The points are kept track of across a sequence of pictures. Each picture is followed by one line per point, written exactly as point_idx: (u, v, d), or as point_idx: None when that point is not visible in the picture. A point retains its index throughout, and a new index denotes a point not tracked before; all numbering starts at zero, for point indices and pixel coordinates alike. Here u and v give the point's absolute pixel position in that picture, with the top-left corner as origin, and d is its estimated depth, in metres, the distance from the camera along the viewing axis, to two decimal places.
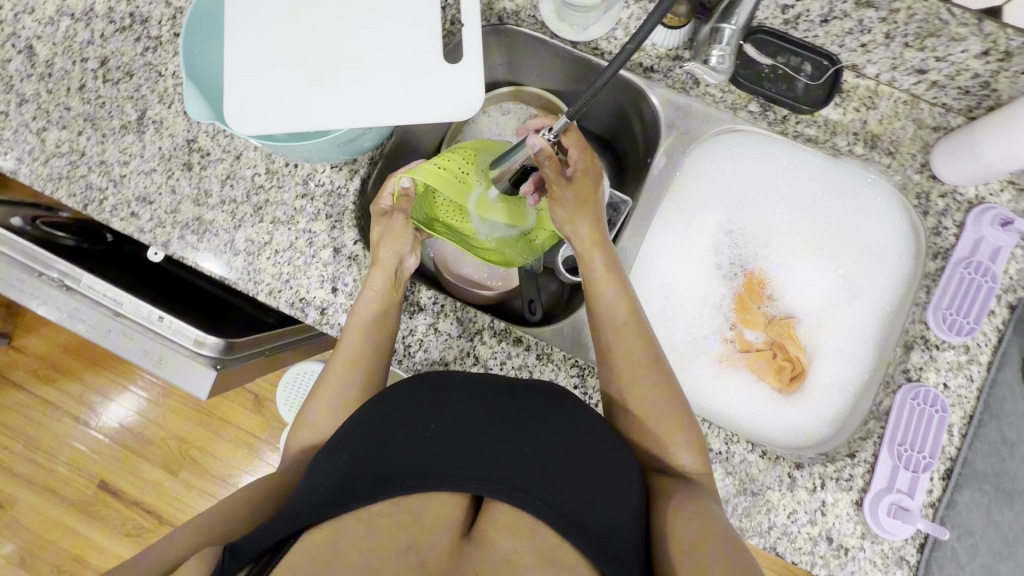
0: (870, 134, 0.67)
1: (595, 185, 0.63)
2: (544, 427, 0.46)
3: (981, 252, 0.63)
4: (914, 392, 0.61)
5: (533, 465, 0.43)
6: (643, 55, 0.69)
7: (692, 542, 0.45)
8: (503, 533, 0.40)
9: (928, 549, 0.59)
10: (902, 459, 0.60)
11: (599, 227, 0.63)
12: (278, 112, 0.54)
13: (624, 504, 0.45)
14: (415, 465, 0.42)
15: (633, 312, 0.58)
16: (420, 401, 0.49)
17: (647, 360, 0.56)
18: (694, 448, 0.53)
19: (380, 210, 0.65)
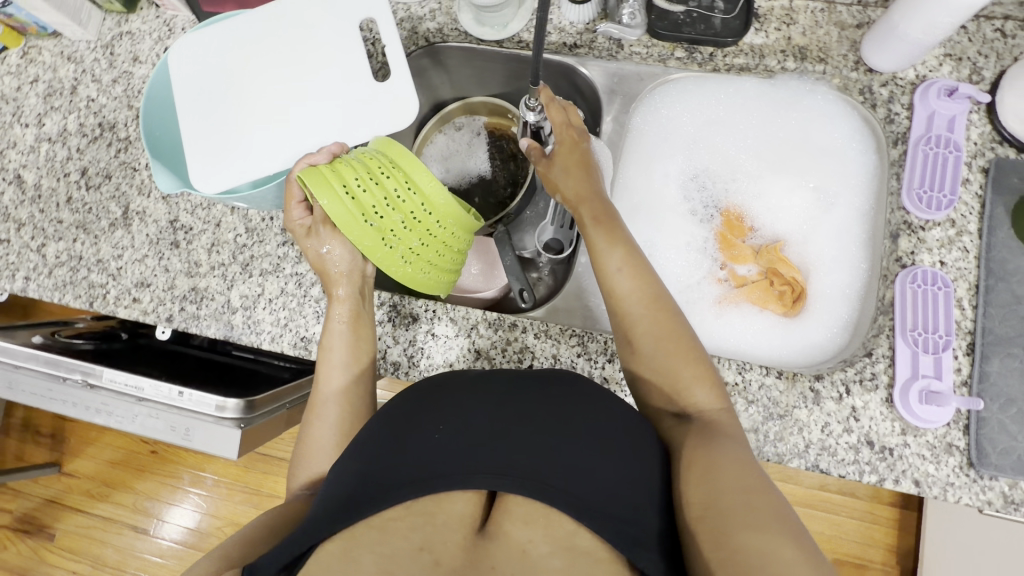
0: (798, 45, 0.68)
1: (581, 151, 0.66)
2: (549, 406, 0.45)
3: (937, 125, 0.63)
4: (912, 275, 0.60)
5: (543, 448, 0.42)
6: (563, 35, 0.71)
7: (707, 500, 0.43)
8: (517, 524, 0.39)
9: (975, 430, 0.57)
10: (919, 344, 0.59)
11: (589, 182, 0.65)
12: (242, 167, 0.58)
13: (638, 476, 0.43)
14: (424, 465, 0.41)
15: (631, 252, 0.58)
16: (425, 408, 0.47)
17: (648, 297, 0.56)
18: (708, 381, 0.52)
19: (301, 226, 0.61)
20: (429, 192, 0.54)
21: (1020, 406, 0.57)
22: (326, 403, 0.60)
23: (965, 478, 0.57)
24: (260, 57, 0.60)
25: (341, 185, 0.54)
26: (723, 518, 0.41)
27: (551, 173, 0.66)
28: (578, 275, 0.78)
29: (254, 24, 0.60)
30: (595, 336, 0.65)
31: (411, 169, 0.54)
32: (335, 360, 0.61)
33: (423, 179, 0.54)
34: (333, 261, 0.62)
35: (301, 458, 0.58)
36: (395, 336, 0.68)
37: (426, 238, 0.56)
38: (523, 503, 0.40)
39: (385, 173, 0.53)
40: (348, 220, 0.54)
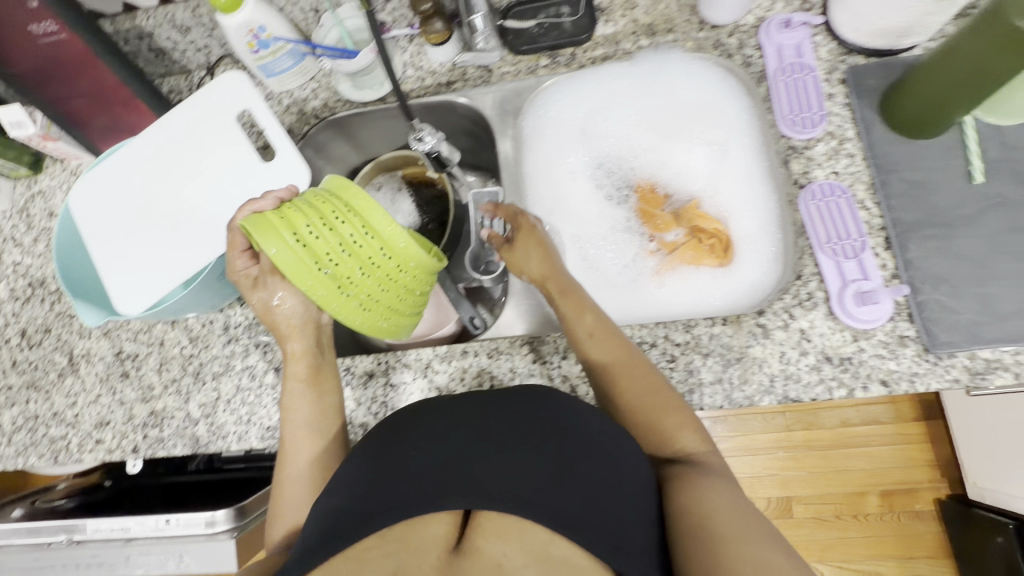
0: (645, 24, 0.73)
1: (538, 232, 0.69)
2: (523, 424, 0.46)
3: (788, 55, 0.68)
4: (810, 192, 0.63)
5: (517, 462, 0.42)
6: (436, 76, 0.77)
7: (703, 514, 0.45)
8: (490, 539, 0.38)
9: (918, 315, 0.58)
10: (838, 253, 0.61)
11: (548, 258, 0.67)
12: (166, 275, 0.60)
13: (616, 478, 0.44)
14: (398, 492, 0.41)
15: (598, 314, 0.61)
16: (400, 439, 0.47)
17: (619, 352, 0.59)
18: (690, 425, 0.55)
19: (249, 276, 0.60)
20: (387, 236, 0.55)
21: (956, 281, 0.58)
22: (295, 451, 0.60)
23: (926, 364, 0.57)
24: (150, 178, 0.63)
25: (293, 231, 0.54)
26: (716, 532, 0.44)
27: (516, 254, 0.68)
28: (518, 288, 0.78)
29: (135, 151, 0.63)
30: (544, 339, 0.66)
31: (367, 213, 0.54)
32: (297, 417, 0.61)
33: (380, 223, 0.54)
34: (284, 312, 0.61)
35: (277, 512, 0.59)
36: (356, 399, 0.68)
37: (384, 280, 0.57)
38: (496, 517, 0.39)
39: (338, 218, 0.54)
40: (301, 268, 0.54)
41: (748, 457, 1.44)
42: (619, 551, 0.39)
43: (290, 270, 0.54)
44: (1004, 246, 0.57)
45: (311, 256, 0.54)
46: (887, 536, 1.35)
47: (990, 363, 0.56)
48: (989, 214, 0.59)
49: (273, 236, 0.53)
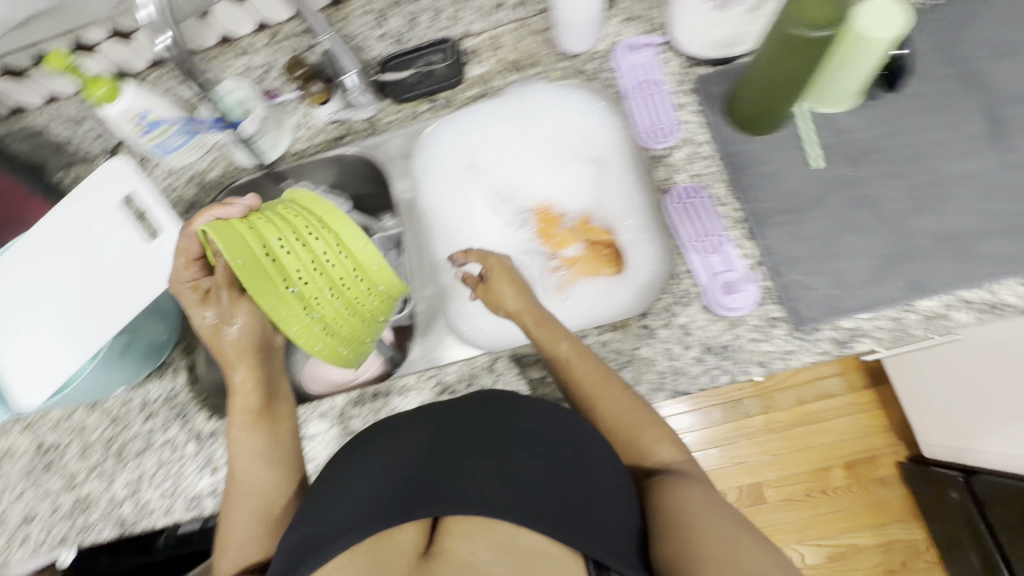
0: (511, 62, 0.79)
1: (510, 270, 0.69)
2: (493, 433, 0.49)
3: (641, 74, 0.73)
4: (672, 197, 0.68)
5: (487, 466, 0.45)
6: (327, 133, 0.82)
7: (682, 510, 0.49)
8: (459, 540, 0.41)
9: (783, 296, 0.62)
10: (702, 250, 0.65)
11: (523, 293, 0.68)
12: (73, 355, 0.61)
13: (583, 470, 0.47)
14: (368, 506, 0.44)
15: (574, 341, 0.63)
16: (370, 456, 0.49)
17: (596, 376, 0.60)
18: (666, 438, 0.58)
19: (202, 291, 0.65)
20: (359, 256, 0.61)
21: (810, 259, 0.62)
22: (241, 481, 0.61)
23: (797, 341, 0.61)
24: (37, 270, 0.64)
25: (263, 249, 0.59)
26: (696, 522, 0.47)
27: (493, 291, 0.68)
28: (423, 320, 0.78)
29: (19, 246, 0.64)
30: (449, 369, 0.69)
31: (341, 235, 0.61)
32: (251, 437, 0.63)
33: (353, 242, 0.61)
34: (233, 337, 0.65)
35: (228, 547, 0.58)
36: None
37: (348, 301, 0.62)
38: (462, 520, 0.42)
39: (313, 236, 0.60)
40: (267, 281, 0.58)
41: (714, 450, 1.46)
42: (588, 536, 0.41)
43: (257, 282, 0.58)
44: (848, 222, 0.62)
45: (278, 271, 0.59)
46: (857, 506, 1.37)
47: (853, 332, 0.60)
48: (832, 195, 0.63)
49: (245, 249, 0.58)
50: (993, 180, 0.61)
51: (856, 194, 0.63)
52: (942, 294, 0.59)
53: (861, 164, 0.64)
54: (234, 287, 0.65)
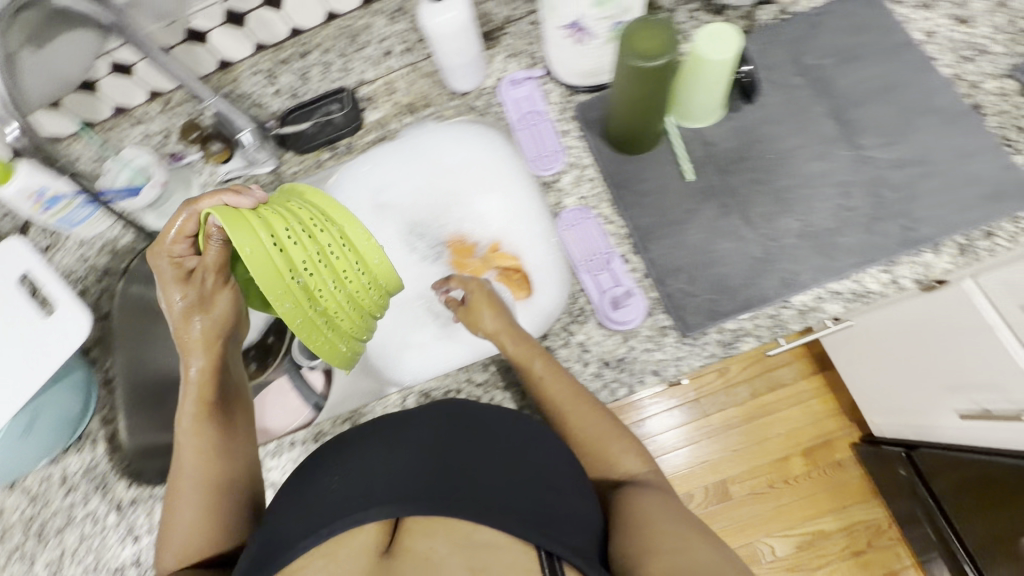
0: (406, 104, 0.82)
1: (489, 295, 0.71)
2: (465, 435, 0.51)
3: (524, 105, 0.77)
4: (563, 219, 0.71)
5: (455, 468, 0.48)
6: None
7: (645, 520, 0.50)
8: (420, 538, 0.44)
9: (669, 305, 0.65)
10: (591, 268, 0.68)
11: (500, 313, 0.68)
12: None
13: (544, 466, 0.50)
14: (334, 506, 0.46)
15: (548, 358, 0.64)
16: (339, 459, 0.52)
17: (568, 392, 0.61)
18: (634, 449, 0.60)
19: (184, 271, 0.66)
20: (364, 250, 0.59)
21: (691, 267, 0.65)
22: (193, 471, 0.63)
23: (686, 347, 0.63)
24: None
25: (270, 239, 0.56)
26: (656, 531, 0.48)
27: (474, 315, 0.70)
28: (342, 364, 0.79)
29: None
30: (361, 410, 0.70)
31: (346, 228, 0.58)
32: (214, 432, 0.65)
33: (356, 234, 0.58)
34: (201, 327, 0.68)
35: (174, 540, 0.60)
36: None
37: (350, 294, 0.61)
38: (423, 520, 0.44)
39: (319, 227, 0.57)
40: (273, 274, 0.56)
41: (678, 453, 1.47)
42: (546, 527, 0.43)
43: (262, 275, 0.55)
44: (722, 229, 0.66)
45: (284, 262, 0.56)
46: (819, 492, 1.40)
47: (737, 332, 0.63)
48: (705, 205, 0.67)
49: (252, 238, 0.55)
50: (847, 177, 0.65)
51: (727, 201, 0.67)
52: (813, 288, 0.62)
53: (729, 173, 0.68)
54: (219, 274, 0.67)
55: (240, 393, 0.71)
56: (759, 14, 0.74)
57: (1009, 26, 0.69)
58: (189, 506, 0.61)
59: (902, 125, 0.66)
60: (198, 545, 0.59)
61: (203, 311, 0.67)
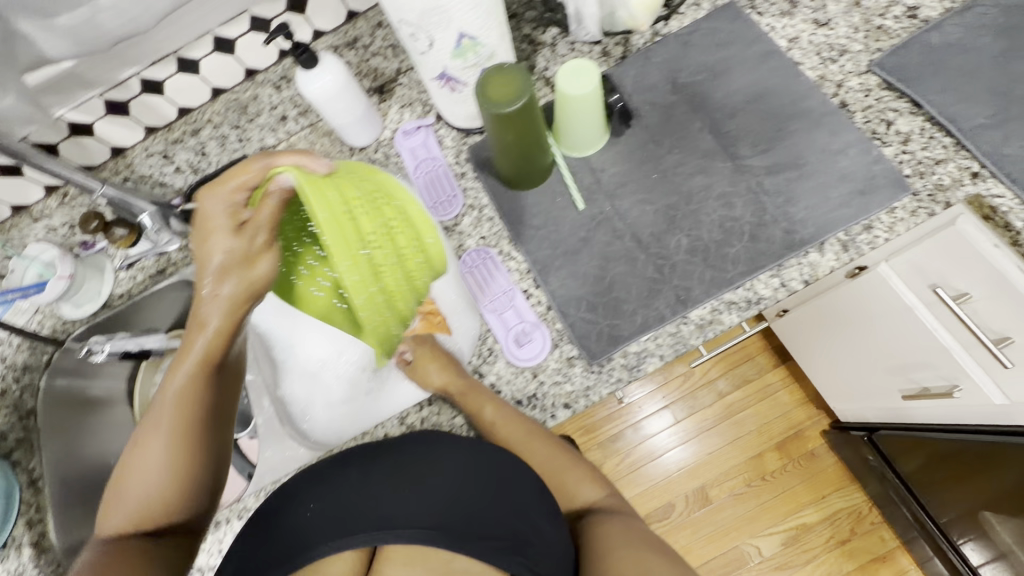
0: None
1: (435, 347, 0.71)
2: (444, 470, 0.58)
3: (420, 153, 0.77)
4: (462, 262, 0.71)
5: (437, 501, 0.55)
6: (145, 269, 0.82)
7: (603, 545, 0.58)
8: (404, 563, 0.52)
9: (572, 335, 0.65)
10: (495, 308, 0.68)
11: (446, 365, 0.68)
12: None
13: (514, 494, 0.57)
14: (324, 534, 0.53)
15: (498, 404, 0.66)
16: (325, 488, 0.59)
17: (522, 434, 0.66)
18: (590, 479, 0.69)
19: (236, 210, 0.54)
20: (422, 231, 0.59)
21: (589, 295, 0.66)
22: (166, 439, 0.52)
23: (594, 375, 0.64)
24: None
25: (345, 207, 0.51)
26: (613, 552, 0.57)
27: (420, 371, 0.69)
28: (262, 434, 0.78)
29: None
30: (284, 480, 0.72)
31: (407, 207, 0.58)
32: (203, 398, 0.54)
33: (415, 214, 0.59)
34: (235, 274, 0.52)
35: (127, 511, 0.52)
36: None
37: (404, 272, 0.59)
38: (402, 548, 0.53)
39: (382, 202, 0.56)
40: (343, 242, 0.51)
41: (654, 464, 1.45)
42: (512, 553, 0.51)
43: (333, 241, 0.50)
44: (615, 253, 0.67)
45: (353, 233, 0.52)
46: (796, 485, 1.39)
47: (641, 354, 0.63)
48: (597, 231, 0.68)
49: (330, 203, 0.50)
50: (728, 188, 0.67)
51: (617, 225, 0.68)
52: (707, 301, 0.63)
53: (617, 197, 0.69)
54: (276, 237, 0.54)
55: (239, 361, 0.60)
56: (634, 40, 0.76)
57: (864, 24, 0.72)
58: (156, 479, 0.52)
59: (774, 131, 0.68)
60: (140, 535, 0.51)
61: (238, 273, 0.52)
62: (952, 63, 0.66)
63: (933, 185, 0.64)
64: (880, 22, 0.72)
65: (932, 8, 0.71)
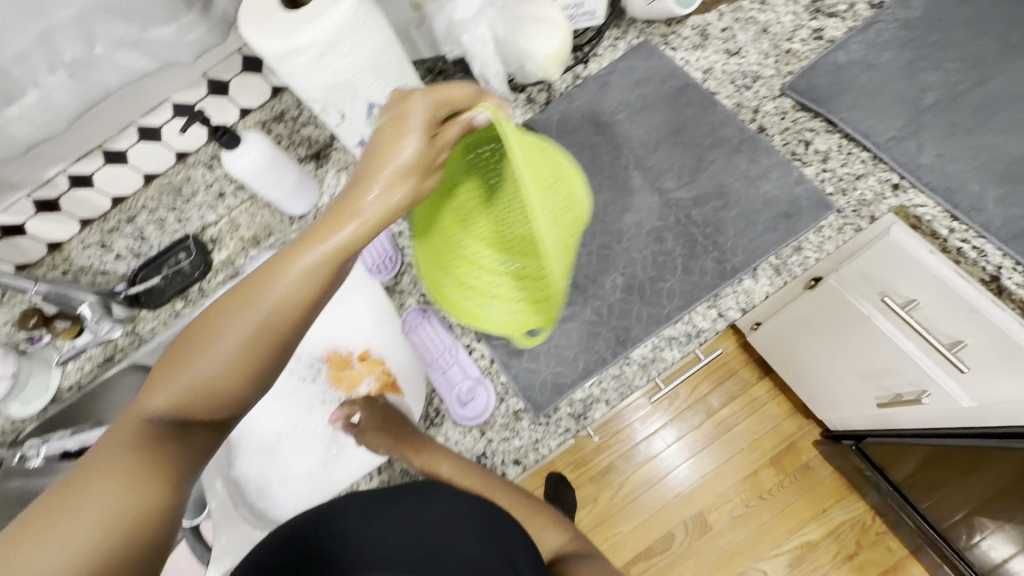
0: (250, 238, 0.81)
1: (385, 405, 0.67)
2: (444, 515, 0.55)
3: None
4: (404, 321, 0.71)
5: (442, 547, 0.52)
6: (93, 358, 0.81)
7: None
8: None
9: (516, 388, 0.64)
10: (437, 366, 0.67)
11: (398, 425, 0.64)
12: None
13: (508, 543, 0.55)
14: None
15: (458, 461, 0.61)
16: (310, 546, 0.51)
17: (490, 484, 0.61)
18: (552, 525, 0.67)
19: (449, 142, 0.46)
20: (580, 204, 0.55)
21: (532, 343, 0.65)
22: (222, 358, 0.40)
23: (541, 427, 0.62)
24: None
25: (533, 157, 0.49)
26: None
27: (366, 439, 0.65)
28: (216, 520, 0.75)
29: None
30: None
31: (574, 184, 0.55)
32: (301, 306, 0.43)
33: (579, 194, 0.55)
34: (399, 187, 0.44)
35: (180, 376, 0.40)
36: None
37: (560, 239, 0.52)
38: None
39: (556, 172, 0.54)
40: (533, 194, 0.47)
41: (650, 494, 1.41)
42: None
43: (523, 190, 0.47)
44: None
45: (540, 182, 0.49)
46: (796, 500, 1.35)
47: (587, 401, 0.62)
48: None
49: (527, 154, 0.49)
50: (658, 223, 0.67)
51: None
52: (648, 339, 0.63)
53: None
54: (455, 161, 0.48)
55: None
56: (556, 85, 0.77)
57: (774, 49, 0.74)
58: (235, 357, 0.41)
59: (697, 162, 0.69)
60: (117, 457, 0.37)
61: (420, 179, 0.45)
62: (860, 80, 0.68)
63: (857, 201, 0.64)
64: (789, 46, 0.73)
65: (836, 28, 0.73)
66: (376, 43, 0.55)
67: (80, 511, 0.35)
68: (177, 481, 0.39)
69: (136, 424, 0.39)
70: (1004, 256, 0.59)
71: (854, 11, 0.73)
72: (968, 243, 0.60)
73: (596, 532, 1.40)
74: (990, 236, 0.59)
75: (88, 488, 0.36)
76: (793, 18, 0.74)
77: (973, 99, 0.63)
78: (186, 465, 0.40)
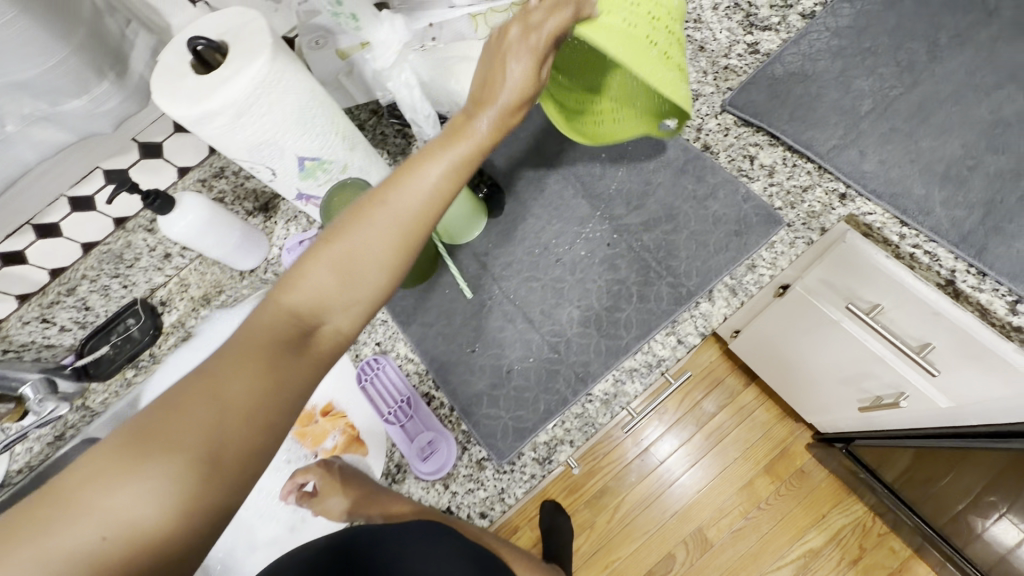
0: (200, 297, 0.80)
1: (340, 469, 0.64)
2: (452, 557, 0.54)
3: None
4: (361, 370, 0.66)
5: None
6: (42, 437, 0.78)
7: None
8: None
9: (478, 436, 0.61)
10: (397, 418, 0.63)
11: (356, 488, 0.62)
12: None
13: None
14: None
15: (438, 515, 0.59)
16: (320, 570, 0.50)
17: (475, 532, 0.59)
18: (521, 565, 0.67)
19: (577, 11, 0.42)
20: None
21: (490, 387, 0.63)
22: (357, 259, 0.37)
23: (507, 474, 0.60)
24: None
25: (632, 25, 0.44)
26: None
27: (325, 506, 0.63)
28: None
29: None
30: None
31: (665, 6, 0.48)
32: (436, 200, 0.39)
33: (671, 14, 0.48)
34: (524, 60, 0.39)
35: (326, 271, 0.36)
36: None
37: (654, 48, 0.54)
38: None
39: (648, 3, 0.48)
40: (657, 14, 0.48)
41: (646, 514, 1.37)
42: None
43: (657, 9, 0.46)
44: (509, 337, 0.64)
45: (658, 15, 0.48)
46: (794, 508, 1.32)
47: (551, 443, 0.60)
48: (488, 317, 0.66)
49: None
50: (609, 251, 0.66)
51: (508, 307, 0.66)
52: (608, 373, 0.61)
53: (504, 279, 0.67)
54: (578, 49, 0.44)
55: None
56: None
57: (711, 66, 0.73)
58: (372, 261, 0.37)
59: (644, 186, 0.68)
60: (243, 359, 0.34)
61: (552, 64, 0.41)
62: (797, 92, 0.67)
63: (805, 213, 0.64)
64: (726, 62, 0.73)
65: (771, 40, 0.72)
66: (300, 98, 0.53)
67: (194, 415, 0.32)
68: (292, 396, 0.35)
69: (277, 314, 0.36)
70: (957, 259, 0.58)
71: (788, 23, 0.72)
72: (919, 248, 0.59)
73: (594, 560, 1.36)
74: (941, 240, 0.58)
75: (214, 383, 0.33)
76: (729, 34, 0.74)
77: (907, 102, 0.64)
78: (302, 381, 0.35)
